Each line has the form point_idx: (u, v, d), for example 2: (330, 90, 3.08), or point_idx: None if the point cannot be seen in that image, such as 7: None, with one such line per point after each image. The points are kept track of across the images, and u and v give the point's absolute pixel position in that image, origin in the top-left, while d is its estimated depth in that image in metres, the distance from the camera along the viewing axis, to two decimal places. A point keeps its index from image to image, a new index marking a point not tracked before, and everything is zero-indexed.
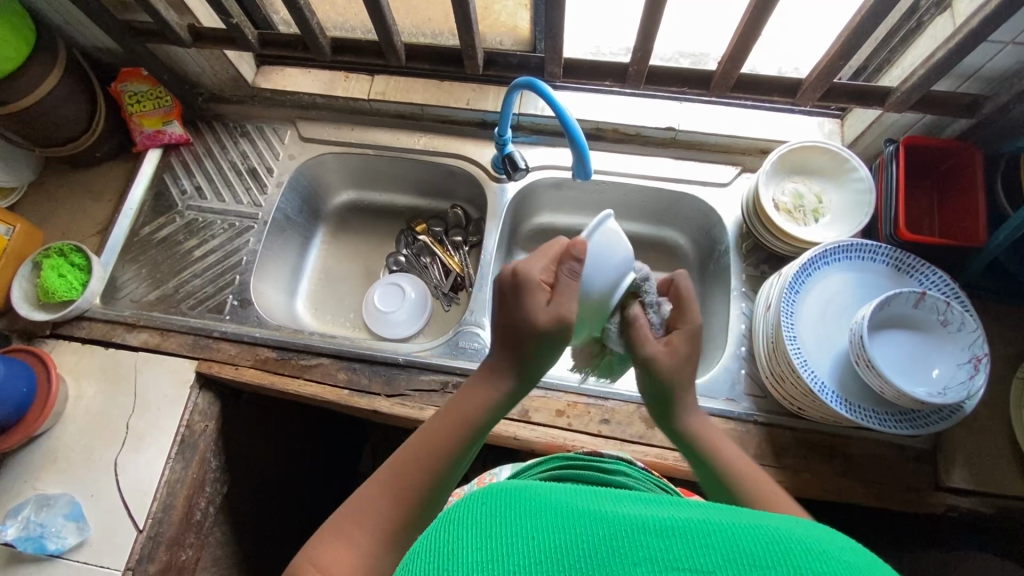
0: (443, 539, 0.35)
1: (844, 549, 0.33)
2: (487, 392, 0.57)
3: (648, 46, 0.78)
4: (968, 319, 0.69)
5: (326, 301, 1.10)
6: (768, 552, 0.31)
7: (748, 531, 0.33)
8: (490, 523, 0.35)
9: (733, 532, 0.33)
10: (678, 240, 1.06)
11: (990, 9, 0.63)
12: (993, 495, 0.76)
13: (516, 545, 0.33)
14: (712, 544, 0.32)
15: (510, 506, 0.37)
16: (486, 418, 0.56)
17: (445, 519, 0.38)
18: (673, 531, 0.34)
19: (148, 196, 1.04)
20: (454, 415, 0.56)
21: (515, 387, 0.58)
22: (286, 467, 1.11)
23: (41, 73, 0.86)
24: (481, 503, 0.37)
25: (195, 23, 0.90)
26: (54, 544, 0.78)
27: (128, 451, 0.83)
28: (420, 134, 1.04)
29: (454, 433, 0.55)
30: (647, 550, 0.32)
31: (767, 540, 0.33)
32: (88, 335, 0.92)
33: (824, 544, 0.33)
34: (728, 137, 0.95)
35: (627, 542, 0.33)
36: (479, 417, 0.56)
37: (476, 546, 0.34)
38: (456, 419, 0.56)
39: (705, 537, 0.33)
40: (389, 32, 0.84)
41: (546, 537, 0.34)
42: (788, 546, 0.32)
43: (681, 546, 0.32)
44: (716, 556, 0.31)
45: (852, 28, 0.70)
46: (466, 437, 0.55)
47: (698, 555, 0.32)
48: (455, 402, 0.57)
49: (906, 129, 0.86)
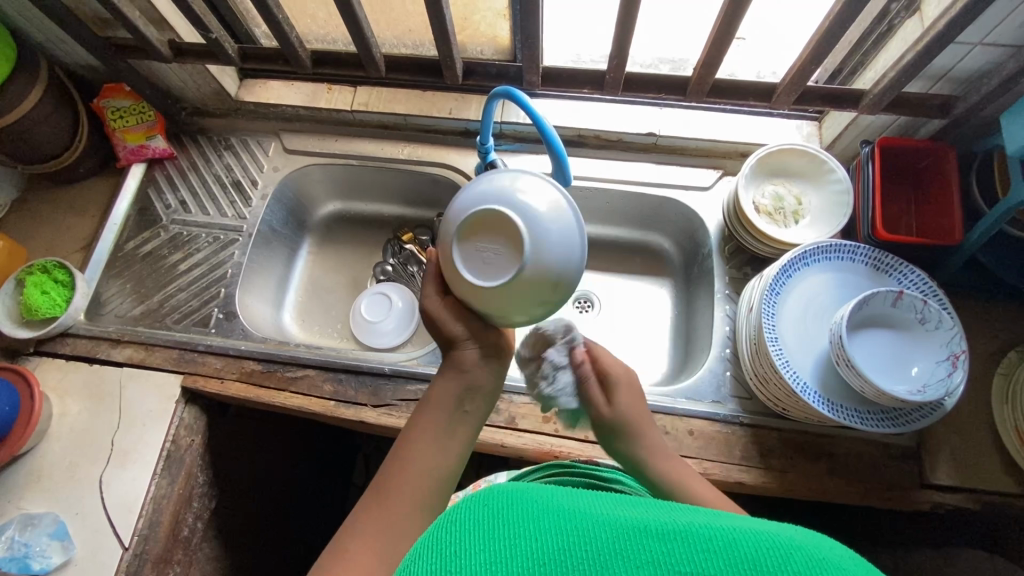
0: (445, 541, 0.36)
1: (846, 559, 0.33)
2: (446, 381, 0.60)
3: (624, 53, 0.79)
4: (945, 317, 0.70)
5: (313, 312, 1.10)
6: (770, 558, 0.32)
7: (751, 537, 0.34)
8: (493, 525, 0.36)
9: (737, 538, 0.33)
10: (662, 243, 1.06)
11: (956, 12, 0.64)
12: (980, 491, 0.77)
13: (519, 546, 0.34)
14: (713, 548, 0.33)
15: (513, 508, 0.38)
16: (456, 399, 0.59)
17: (448, 520, 0.39)
18: (674, 535, 0.34)
19: (132, 211, 1.04)
20: (429, 408, 0.59)
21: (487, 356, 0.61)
22: (277, 479, 1.11)
23: (23, 89, 0.86)
24: (484, 504, 0.39)
25: (176, 39, 0.91)
26: (39, 564, 0.77)
27: (113, 467, 0.83)
28: (404, 144, 1.05)
29: (431, 422, 0.58)
30: (648, 553, 0.33)
31: (770, 545, 0.33)
32: (71, 352, 0.91)
33: (825, 552, 0.33)
34: (709, 141, 0.96)
35: (627, 546, 0.34)
36: (447, 400, 0.59)
37: (480, 548, 0.35)
38: (433, 405, 0.59)
39: (705, 542, 0.33)
40: (368, 45, 0.85)
41: (546, 539, 0.35)
42: (790, 552, 0.32)
43: (682, 550, 0.33)
44: (718, 559, 0.32)
45: (823, 33, 0.71)
46: (443, 416, 0.58)
47: (699, 558, 0.32)
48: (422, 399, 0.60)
49: (882, 130, 0.87)
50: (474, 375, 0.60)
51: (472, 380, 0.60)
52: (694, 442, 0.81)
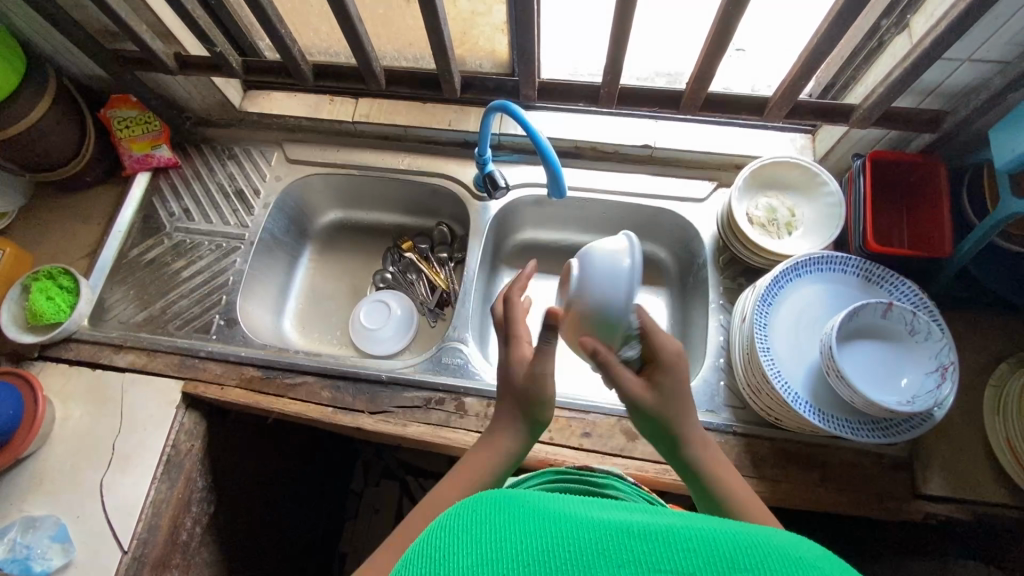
0: (432, 545, 0.37)
1: (822, 558, 0.34)
2: (487, 456, 0.62)
3: (618, 68, 0.81)
4: (934, 329, 0.71)
5: (313, 320, 1.11)
6: (748, 557, 0.33)
7: (730, 537, 0.35)
8: (479, 529, 0.37)
9: (717, 537, 0.35)
10: (658, 253, 1.07)
11: (941, 29, 0.65)
12: (971, 502, 0.77)
13: (505, 549, 0.35)
14: (693, 548, 0.34)
15: (499, 511, 0.38)
16: (492, 476, 0.61)
17: (436, 524, 0.39)
18: (656, 535, 0.35)
19: (137, 219, 1.06)
20: (465, 475, 0.61)
21: (532, 438, 0.64)
22: (277, 485, 1.12)
23: (32, 100, 0.88)
24: (470, 509, 0.39)
25: (182, 51, 0.93)
26: (40, 566, 0.78)
27: (114, 471, 0.84)
28: (404, 154, 1.07)
29: (463, 491, 0.60)
30: (630, 553, 0.34)
31: (748, 545, 0.34)
32: (74, 357, 0.93)
33: (800, 550, 0.34)
34: (703, 153, 0.98)
35: (610, 547, 0.35)
36: (484, 475, 0.61)
37: (466, 551, 0.35)
38: (469, 474, 0.61)
39: (685, 542, 0.34)
40: (368, 59, 0.87)
41: (531, 541, 0.35)
42: (767, 552, 0.33)
43: (664, 549, 0.34)
44: (697, 558, 0.33)
45: (812, 49, 0.73)
46: (477, 487, 0.60)
47: (679, 558, 0.33)
48: (458, 465, 0.62)
49: (873, 143, 0.88)
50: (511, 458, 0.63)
51: (510, 461, 0.63)
52: None
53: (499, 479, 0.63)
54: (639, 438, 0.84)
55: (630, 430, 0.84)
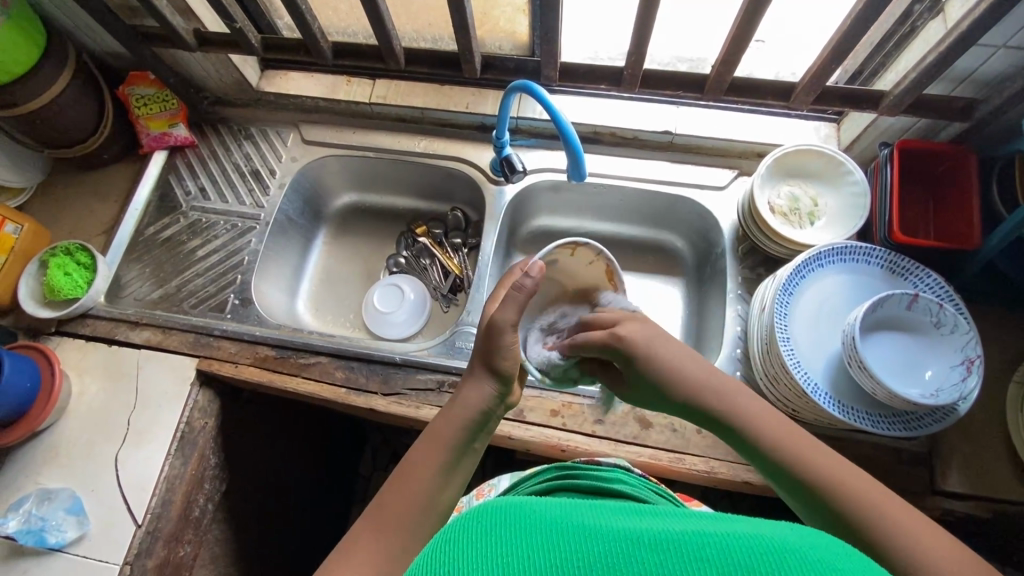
0: (438, 562, 0.37)
1: (840, 558, 0.33)
2: (454, 416, 0.59)
3: (642, 49, 0.79)
4: (961, 322, 0.70)
5: (326, 302, 1.11)
6: (763, 563, 0.32)
7: (746, 542, 0.34)
8: (486, 546, 0.37)
9: (732, 543, 0.34)
10: (674, 242, 1.06)
11: (980, 13, 0.63)
12: (991, 499, 0.76)
13: (512, 564, 0.35)
14: (705, 556, 0.33)
15: (508, 530, 0.38)
16: (459, 438, 0.58)
17: (443, 540, 0.39)
18: (667, 546, 0.34)
19: (153, 198, 1.06)
20: (434, 443, 0.57)
21: (501, 386, 0.61)
22: (287, 467, 1.12)
23: (50, 76, 0.88)
24: (479, 525, 0.39)
25: (201, 28, 0.92)
26: (54, 538, 0.78)
27: (129, 446, 0.85)
28: (420, 137, 1.06)
29: (430, 457, 0.56)
30: (640, 567, 0.33)
31: (763, 549, 0.33)
32: (91, 333, 0.93)
33: (818, 552, 0.33)
34: (725, 141, 0.96)
35: (620, 558, 0.34)
36: (451, 439, 0.57)
37: (473, 568, 0.35)
38: (436, 442, 0.57)
39: (698, 550, 0.33)
40: (388, 36, 0.85)
41: (541, 556, 0.35)
42: (784, 556, 0.32)
43: (676, 559, 0.33)
44: (709, 566, 0.32)
45: (843, 32, 0.71)
46: (444, 454, 0.56)
47: (692, 568, 0.32)
48: (425, 433, 0.58)
49: (902, 132, 0.87)
50: (487, 417, 0.60)
51: (485, 418, 0.60)
52: (701, 439, 0.81)
53: (470, 442, 0.59)
54: (653, 426, 0.83)
55: (644, 418, 0.83)
